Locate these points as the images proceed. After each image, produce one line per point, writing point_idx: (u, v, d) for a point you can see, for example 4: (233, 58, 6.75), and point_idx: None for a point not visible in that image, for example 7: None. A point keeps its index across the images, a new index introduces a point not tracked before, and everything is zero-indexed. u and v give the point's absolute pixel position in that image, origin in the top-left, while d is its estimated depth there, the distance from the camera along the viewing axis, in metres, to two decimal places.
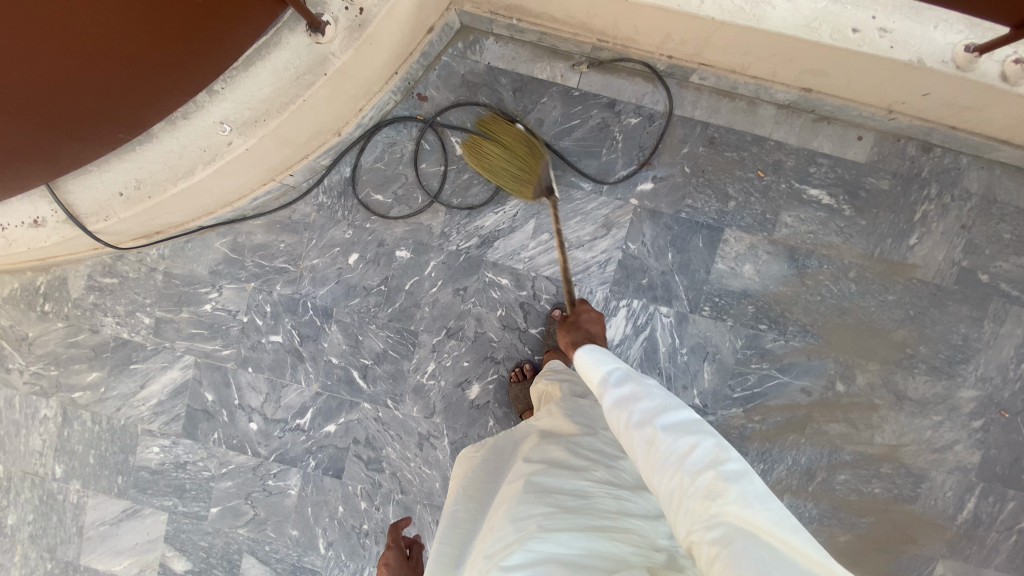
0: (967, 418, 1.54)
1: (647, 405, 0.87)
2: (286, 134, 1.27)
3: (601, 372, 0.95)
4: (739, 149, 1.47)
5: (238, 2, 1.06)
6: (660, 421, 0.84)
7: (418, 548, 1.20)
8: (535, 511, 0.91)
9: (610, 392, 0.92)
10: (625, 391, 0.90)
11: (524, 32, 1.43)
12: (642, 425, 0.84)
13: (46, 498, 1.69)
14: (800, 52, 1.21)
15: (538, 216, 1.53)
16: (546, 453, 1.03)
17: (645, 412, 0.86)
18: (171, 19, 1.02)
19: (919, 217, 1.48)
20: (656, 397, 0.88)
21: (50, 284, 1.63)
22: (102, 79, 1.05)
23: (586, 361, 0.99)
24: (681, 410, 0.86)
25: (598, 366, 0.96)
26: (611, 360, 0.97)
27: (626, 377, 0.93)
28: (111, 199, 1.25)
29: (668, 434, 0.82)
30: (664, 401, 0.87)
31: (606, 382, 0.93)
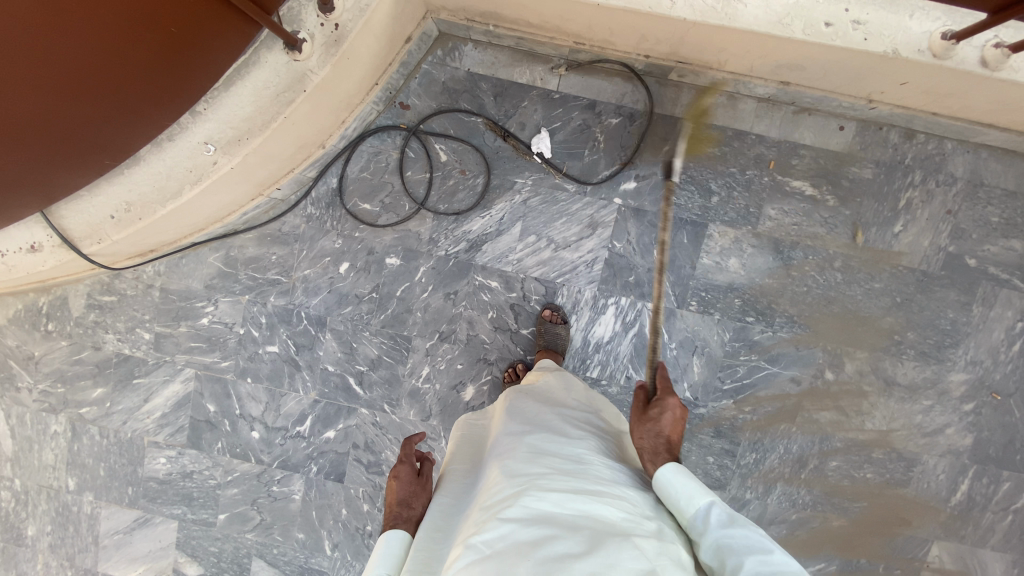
0: (958, 401, 1.55)
1: (765, 558, 0.70)
2: (270, 150, 1.28)
3: (696, 508, 0.79)
4: (720, 144, 1.48)
5: (212, 25, 1.07)
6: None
7: (428, 466, 1.09)
8: (531, 469, 0.81)
9: (713, 534, 0.75)
10: (733, 536, 0.74)
11: (501, 37, 1.44)
12: (760, 575, 0.68)
13: (60, 511, 1.74)
14: (775, 47, 1.21)
15: (524, 218, 1.54)
16: (540, 424, 0.96)
17: (762, 566, 0.69)
18: (148, 47, 1.04)
19: (903, 204, 1.48)
20: (768, 547, 0.72)
21: (52, 304, 1.67)
22: (86, 109, 1.07)
23: (670, 489, 0.82)
24: (802, 573, 0.68)
25: (689, 496, 0.80)
26: (703, 491, 0.81)
27: (730, 520, 0.76)
28: (103, 222, 1.28)
29: None
30: (784, 559, 0.70)
31: (702, 520, 0.77)
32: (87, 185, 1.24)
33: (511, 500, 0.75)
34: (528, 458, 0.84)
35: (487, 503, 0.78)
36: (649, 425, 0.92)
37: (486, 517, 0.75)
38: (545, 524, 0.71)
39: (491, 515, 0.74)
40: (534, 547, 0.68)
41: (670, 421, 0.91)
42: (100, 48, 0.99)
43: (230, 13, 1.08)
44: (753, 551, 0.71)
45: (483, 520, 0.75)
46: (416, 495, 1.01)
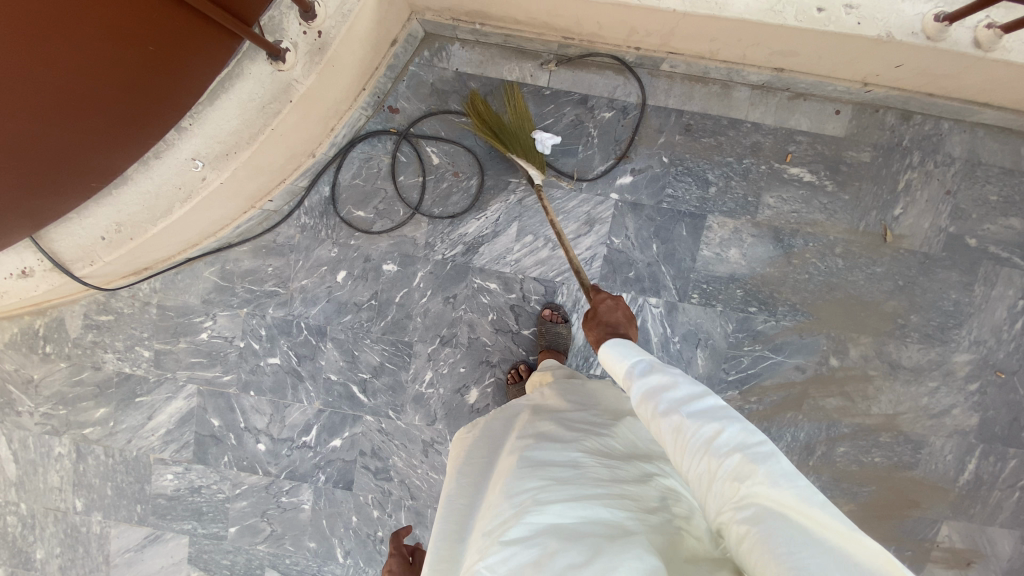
0: (963, 381, 1.55)
1: (673, 392, 0.80)
2: (260, 163, 1.27)
3: (627, 366, 0.88)
4: (715, 134, 1.46)
5: (193, 40, 1.05)
6: (685, 408, 0.77)
7: (419, 556, 1.20)
8: (528, 482, 0.81)
9: (635, 384, 0.85)
10: (649, 381, 0.83)
11: (488, 35, 1.42)
12: (668, 412, 0.77)
13: (70, 531, 1.74)
14: (767, 35, 1.19)
15: (521, 218, 1.52)
16: (534, 429, 0.95)
17: (671, 400, 0.79)
18: (129, 67, 1.01)
19: (903, 186, 1.46)
20: (684, 385, 0.81)
21: (48, 326, 1.66)
22: (71, 135, 1.05)
23: (611, 357, 0.93)
24: (707, 394, 0.78)
25: (620, 358, 0.90)
26: (635, 352, 0.91)
27: (650, 368, 0.86)
28: (94, 244, 1.26)
29: (693, 418, 0.75)
30: (695, 389, 0.80)
31: (631, 374, 0.87)
32: (76, 208, 1.23)
33: (512, 520, 0.76)
34: (523, 469, 0.84)
35: (489, 523, 0.78)
36: (598, 322, 1.06)
37: (490, 540, 0.75)
38: (547, 542, 0.72)
39: (494, 539, 0.75)
40: (539, 567, 0.69)
41: (611, 308, 1.08)
42: (79, 71, 0.96)
43: (209, 25, 1.06)
44: (670, 394, 0.80)
45: (486, 544, 0.75)
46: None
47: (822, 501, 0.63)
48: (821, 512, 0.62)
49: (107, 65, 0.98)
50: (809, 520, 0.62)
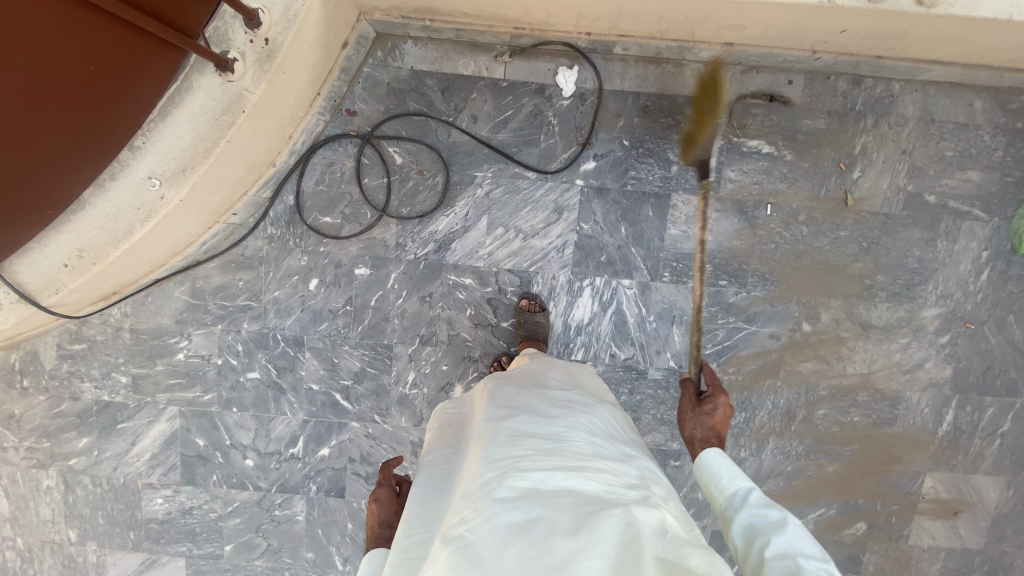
0: (933, 335, 1.58)
1: (790, 535, 0.72)
2: (219, 177, 1.26)
3: (737, 491, 0.85)
4: (673, 113, 1.47)
5: (135, 56, 1.04)
6: (803, 558, 0.68)
7: (407, 486, 1.13)
8: (512, 454, 0.79)
9: (747, 513, 0.80)
10: (766, 515, 0.77)
11: (440, 31, 1.41)
12: (767, 542, 0.73)
13: (65, 564, 1.72)
14: (711, 9, 1.20)
15: (489, 212, 1.53)
16: (518, 407, 0.95)
17: (786, 545, 0.71)
18: (70, 94, 0.99)
19: (859, 150, 1.49)
20: (791, 524, 0.75)
21: (23, 359, 1.63)
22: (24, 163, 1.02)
23: (713, 471, 0.90)
24: (829, 559, 0.69)
25: (730, 479, 0.87)
26: (742, 476, 0.88)
27: (769, 506, 0.80)
28: (58, 272, 1.24)
29: (793, 555, 0.69)
30: (800, 532, 0.74)
31: (734, 501, 0.84)
32: (33, 237, 1.19)
33: (493, 486, 0.74)
34: (507, 442, 0.83)
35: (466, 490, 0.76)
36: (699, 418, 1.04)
37: (468, 505, 0.73)
38: (529, 504, 0.70)
39: (472, 503, 0.73)
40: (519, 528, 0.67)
41: (721, 416, 1.04)
42: (21, 106, 0.93)
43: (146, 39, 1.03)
44: (772, 522, 0.76)
45: (463, 508, 0.73)
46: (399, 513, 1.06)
47: None
48: None
49: (54, 89, 0.96)
50: None
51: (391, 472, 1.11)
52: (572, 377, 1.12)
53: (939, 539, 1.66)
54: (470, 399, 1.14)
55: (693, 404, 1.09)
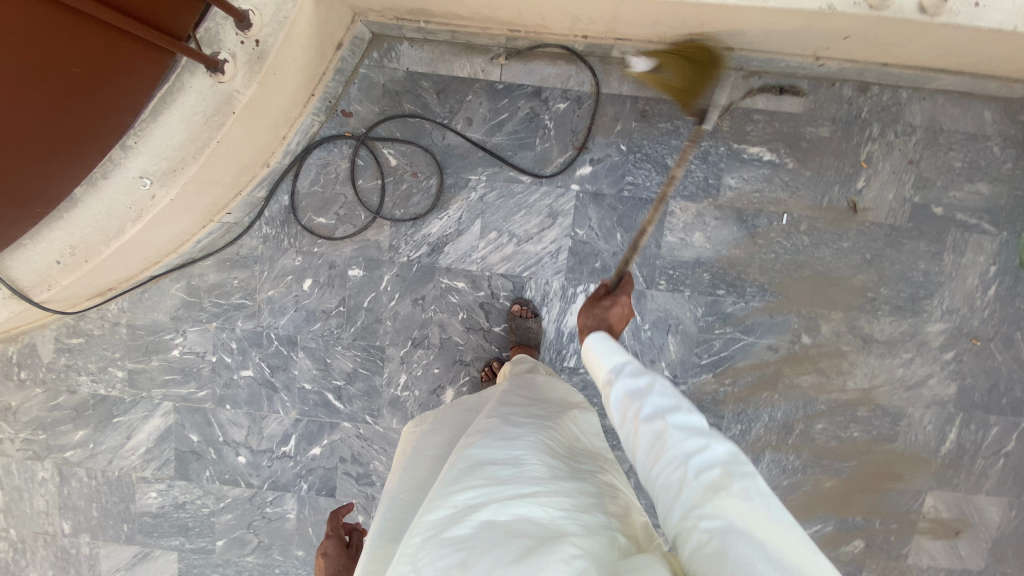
0: (938, 351, 1.54)
1: (658, 400, 0.77)
2: (210, 177, 1.26)
3: (610, 364, 0.86)
4: (672, 118, 1.44)
5: (123, 55, 1.04)
6: (668, 416, 0.74)
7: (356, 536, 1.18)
8: (466, 484, 0.78)
9: (619, 387, 0.82)
10: (635, 385, 0.80)
11: (435, 32, 1.40)
12: (652, 420, 0.74)
13: (61, 554, 1.75)
14: (709, 14, 1.16)
15: (483, 215, 1.51)
16: (478, 430, 0.94)
17: (655, 407, 0.76)
18: (61, 93, 0.99)
19: (864, 159, 1.45)
20: (669, 395, 0.78)
21: (21, 352, 1.64)
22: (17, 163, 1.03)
23: (593, 350, 0.91)
24: (693, 411, 0.75)
25: (607, 356, 0.88)
26: (618, 352, 0.88)
27: (638, 371, 0.83)
28: (50, 269, 1.25)
29: (677, 429, 0.71)
30: (677, 400, 0.77)
31: (614, 375, 0.84)
32: (25, 233, 1.20)
33: (446, 524, 0.72)
34: (462, 469, 0.81)
35: (419, 524, 0.75)
36: (593, 311, 1.01)
37: (420, 544, 0.72)
38: (478, 539, 0.69)
39: (424, 541, 0.71)
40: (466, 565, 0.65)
41: (615, 313, 1.01)
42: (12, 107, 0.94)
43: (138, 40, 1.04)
44: (647, 395, 0.78)
45: (415, 547, 0.72)
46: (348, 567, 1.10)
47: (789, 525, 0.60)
48: (787, 534, 0.59)
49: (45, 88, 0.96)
50: (775, 543, 0.58)
51: (339, 523, 1.17)
52: (536, 393, 1.11)
53: (939, 559, 1.61)
54: (435, 420, 1.13)
55: (594, 300, 1.06)
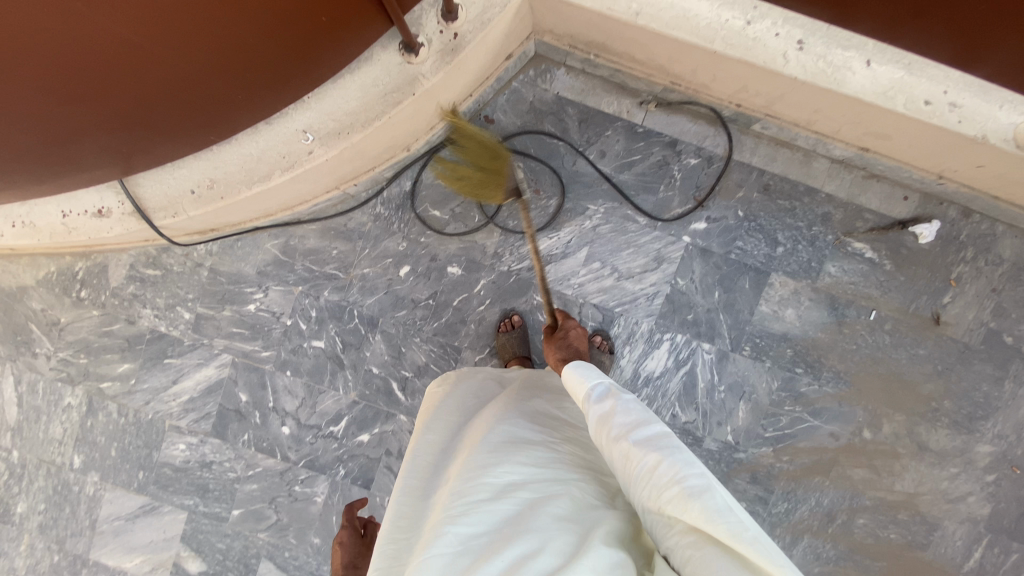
0: (982, 471, 1.61)
1: (625, 419, 0.90)
2: (364, 148, 1.26)
3: (584, 389, 0.98)
4: (791, 198, 1.52)
5: (349, 23, 1.06)
6: (633, 438, 0.86)
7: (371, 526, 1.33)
8: (502, 478, 0.90)
9: (592, 409, 0.95)
10: (607, 408, 0.93)
11: (598, 66, 1.46)
12: (619, 440, 0.88)
13: (60, 488, 1.64)
14: (873, 115, 1.24)
15: (592, 244, 1.55)
16: (503, 417, 1.05)
17: (623, 427, 0.89)
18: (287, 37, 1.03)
19: (954, 277, 1.54)
20: (634, 414, 0.90)
21: (89, 271, 1.57)
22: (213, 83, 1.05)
23: (572, 376, 1.03)
24: (657, 424, 0.88)
25: (583, 379, 1.00)
26: (595, 375, 1.01)
27: (607, 394, 0.96)
28: (182, 196, 1.23)
29: (637, 446, 0.84)
30: (643, 417, 0.89)
31: (590, 398, 0.97)
32: (173, 158, 1.20)
33: (483, 502, 0.86)
34: (495, 460, 0.93)
35: (459, 491, 0.89)
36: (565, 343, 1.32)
37: (460, 511, 0.85)
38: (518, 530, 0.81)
39: (464, 509, 0.85)
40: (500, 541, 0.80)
41: (575, 337, 1.34)
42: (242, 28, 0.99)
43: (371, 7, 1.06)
44: (619, 416, 0.91)
45: (455, 506, 0.86)
46: (357, 552, 1.24)
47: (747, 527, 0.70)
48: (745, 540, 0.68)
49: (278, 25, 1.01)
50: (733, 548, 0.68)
51: (352, 515, 1.31)
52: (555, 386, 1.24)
53: None
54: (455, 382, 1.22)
55: (551, 336, 1.26)
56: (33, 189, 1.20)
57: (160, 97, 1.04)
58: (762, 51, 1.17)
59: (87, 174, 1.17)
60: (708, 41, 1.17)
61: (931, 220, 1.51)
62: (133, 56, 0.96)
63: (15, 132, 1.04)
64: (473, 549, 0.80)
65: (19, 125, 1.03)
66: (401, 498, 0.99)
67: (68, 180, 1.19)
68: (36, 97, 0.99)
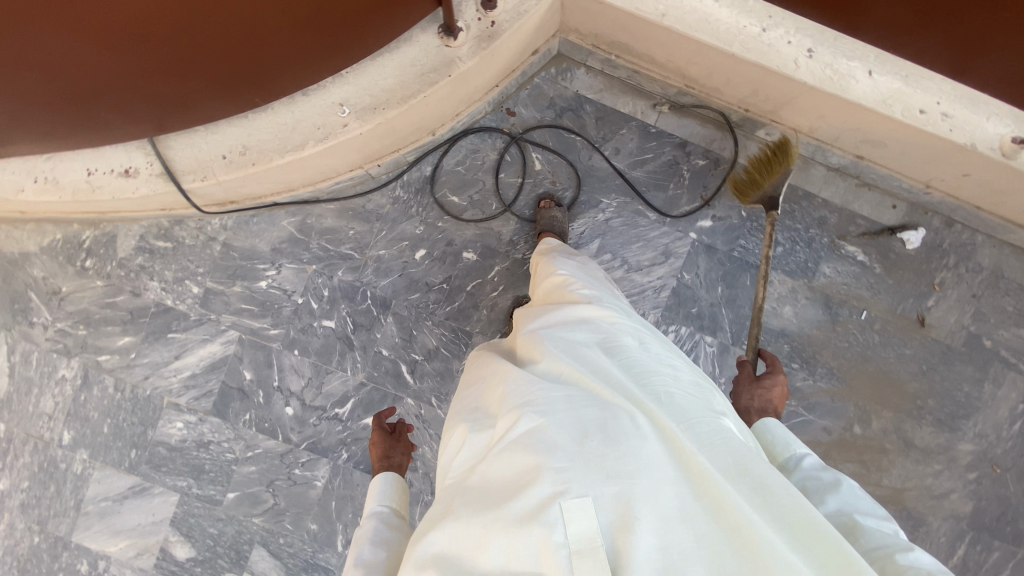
0: (963, 469, 1.69)
1: (847, 499, 0.83)
2: (395, 126, 1.30)
3: (791, 450, 0.95)
4: (791, 201, 1.61)
5: (401, 2, 1.13)
6: (862, 515, 0.81)
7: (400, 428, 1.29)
8: (570, 367, 0.84)
9: (800, 471, 0.91)
10: (820, 478, 0.88)
11: (617, 68, 1.55)
12: (841, 512, 0.81)
13: (46, 466, 1.57)
14: (873, 123, 1.34)
15: (603, 237, 1.61)
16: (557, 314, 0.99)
17: (844, 504, 0.83)
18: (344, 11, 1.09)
19: (938, 282, 1.65)
20: (860, 501, 0.84)
21: (96, 240, 1.55)
22: (266, 50, 1.09)
23: (770, 435, 0.99)
24: (886, 520, 0.81)
25: (787, 443, 0.96)
26: (800, 443, 0.97)
27: (821, 466, 0.92)
28: (212, 161, 1.24)
29: (870, 527, 0.78)
30: (873, 511, 0.83)
31: (799, 461, 0.93)
32: (207, 121, 1.21)
33: (547, 396, 0.79)
34: (559, 354, 0.87)
35: (524, 385, 0.82)
36: (753, 390, 1.12)
37: (531, 400, 0.78)
38: (597, 417, 0.75)
39: (536, 399, 0.78)
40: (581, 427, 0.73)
41: (777, 396, 1.12)
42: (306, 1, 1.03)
43: None
44: (838, 490, 0.86)
45: (528, 397, 0.79)
46: (391, 446, 1.22)
47: None
48: None
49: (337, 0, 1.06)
50: None
51: (383, 418, 1.29)
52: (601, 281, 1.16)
53: None
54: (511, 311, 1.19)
55: (751, 379, 1.15)
56: (59, 141, 1.18)
57: (211, 59, 1.06)
58: (776, 56, 1.26)
59: (116, 128, 1.17)
60: (727, 44, 1.26)
61: (917, 228, 1.62)
62: (196, 20, 0.99)
63: (54, 77, 1.03)
64: (548, 430, 0.73)
65: (62, 71, 1.02)
66: (456, 405, 0.93)
67: (94, 134, 1.18)
68: (86, 48, 0.98)
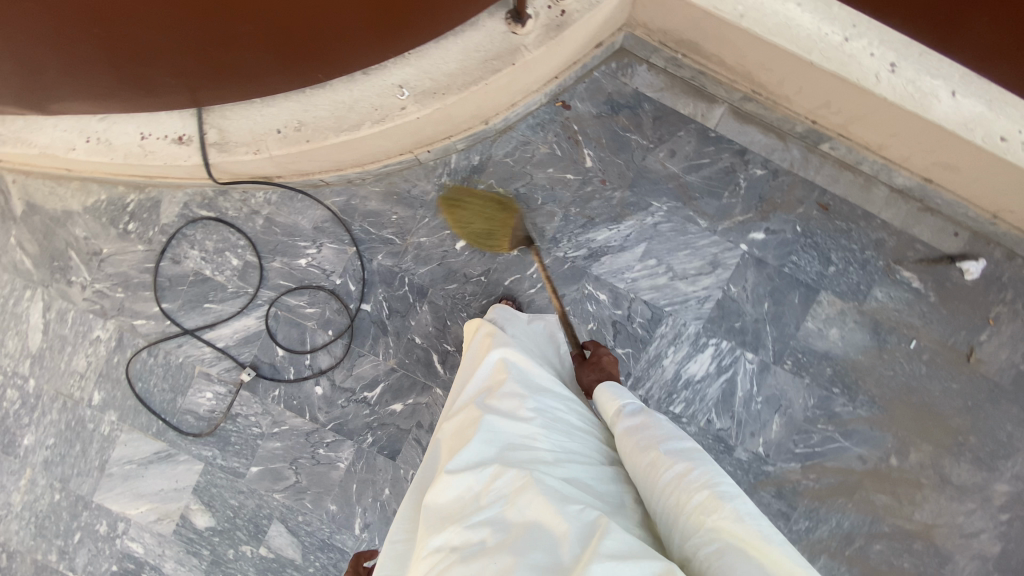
0: (997, 509, 1.61)
1: (659, 435, 1.00)
2: (453, 112, 1.27)
3: (618, 404, 1.11)
4: (848, 220, 1.55)
5: None
6: (667, 446, 0.97)
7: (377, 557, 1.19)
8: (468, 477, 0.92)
9: (625, 422, 1.06)
10: (638, 424, 1.05)
11: (683, 67, 1.50)
12: (650, 449, 0.98)
13: (74, 425, 1.60)
14: (948, 145, 1.29)
15: (651, 241, 1.56)
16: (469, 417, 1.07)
17: (656, 439, 1.00)
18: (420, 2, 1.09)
19: (993, 316, 1.58)
20: (666, 429, 1.02)
21: (141, 204, 1.56)
22: (340, 28, 1.10)
23: (605, 397, 1.14)
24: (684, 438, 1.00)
25: (616, 400, 1.12)
26: (627, 395, 1.14)
27: (639, 411, 1.08)
28: (268, 134, 1.24)
29: (672, 454, 0.95)
30: (674, 433, 1.01)
31: (622, 412, 1.09)
32: (267, 94, 1.23)
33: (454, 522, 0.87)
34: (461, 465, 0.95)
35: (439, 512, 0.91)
36: (593, 369, 1.27)
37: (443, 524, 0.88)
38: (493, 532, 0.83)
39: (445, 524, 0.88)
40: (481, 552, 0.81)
41: (607, 363, 1.28)
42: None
43: None
44: (653, 429, 1.02)
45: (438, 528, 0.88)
46: None
47: (779, 539, 0.80)
48: (775, 547, 0.78)
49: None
50: (769, 555, 0.77)
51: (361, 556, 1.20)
52: (541, 361, 1.27)
53: None
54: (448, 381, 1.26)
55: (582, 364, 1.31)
56: (121, 104, 1.22)
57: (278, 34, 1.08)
58: (856, 68, 1.21)
59: (169, 70, 1.13)
60: (806, 52, 1.22)
61: (977, 258, 1.56)
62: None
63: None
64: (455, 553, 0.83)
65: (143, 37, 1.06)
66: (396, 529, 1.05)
67: (161, 88, 1.17)
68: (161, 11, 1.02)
